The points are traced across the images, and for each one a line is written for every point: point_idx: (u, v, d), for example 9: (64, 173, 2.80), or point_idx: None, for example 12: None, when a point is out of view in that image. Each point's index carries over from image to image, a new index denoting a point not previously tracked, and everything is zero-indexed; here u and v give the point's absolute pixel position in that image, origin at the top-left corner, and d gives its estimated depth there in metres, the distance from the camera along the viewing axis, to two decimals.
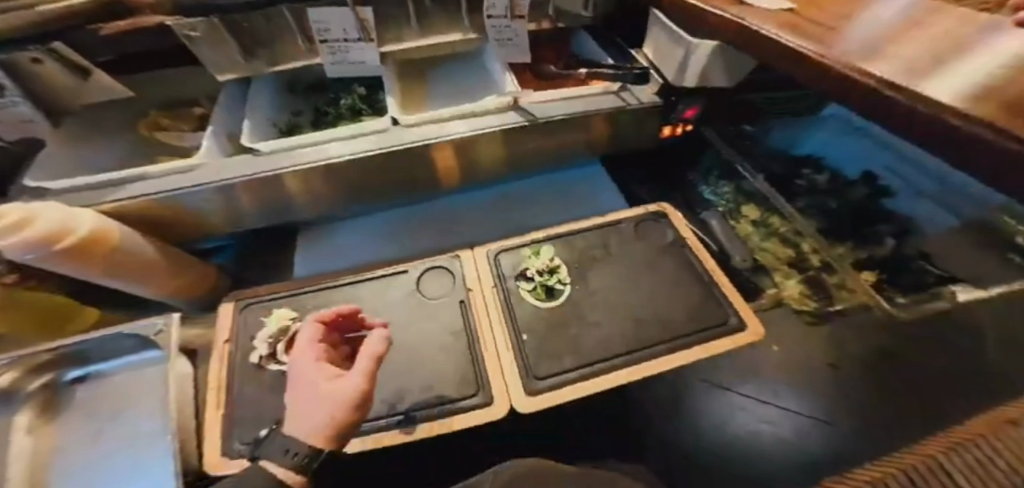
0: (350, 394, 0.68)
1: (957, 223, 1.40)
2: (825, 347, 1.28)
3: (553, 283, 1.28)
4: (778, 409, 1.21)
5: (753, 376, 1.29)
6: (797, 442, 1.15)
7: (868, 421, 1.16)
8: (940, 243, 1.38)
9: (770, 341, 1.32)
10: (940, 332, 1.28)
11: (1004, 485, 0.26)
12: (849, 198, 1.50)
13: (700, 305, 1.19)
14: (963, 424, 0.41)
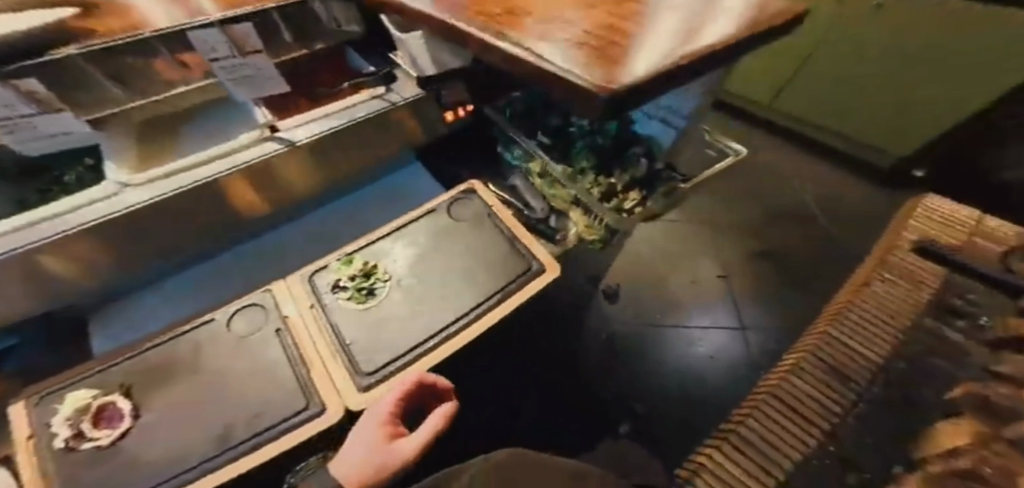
0: (414, 444, 0.53)
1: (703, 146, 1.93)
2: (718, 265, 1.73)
3: (371, 275, 0.84)
4: (704, 330, 1.54)
5: (678, 307, 1.59)
6: (722, 356, 1.47)
7: (765, 312, 1.60)
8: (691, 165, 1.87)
9: (676, 272, 1.70)
10: (802, 232, 1.87)
11: (869, 354, 0.87)
12: (620, 134, 1.32)
13: (500, 257, 0.88)
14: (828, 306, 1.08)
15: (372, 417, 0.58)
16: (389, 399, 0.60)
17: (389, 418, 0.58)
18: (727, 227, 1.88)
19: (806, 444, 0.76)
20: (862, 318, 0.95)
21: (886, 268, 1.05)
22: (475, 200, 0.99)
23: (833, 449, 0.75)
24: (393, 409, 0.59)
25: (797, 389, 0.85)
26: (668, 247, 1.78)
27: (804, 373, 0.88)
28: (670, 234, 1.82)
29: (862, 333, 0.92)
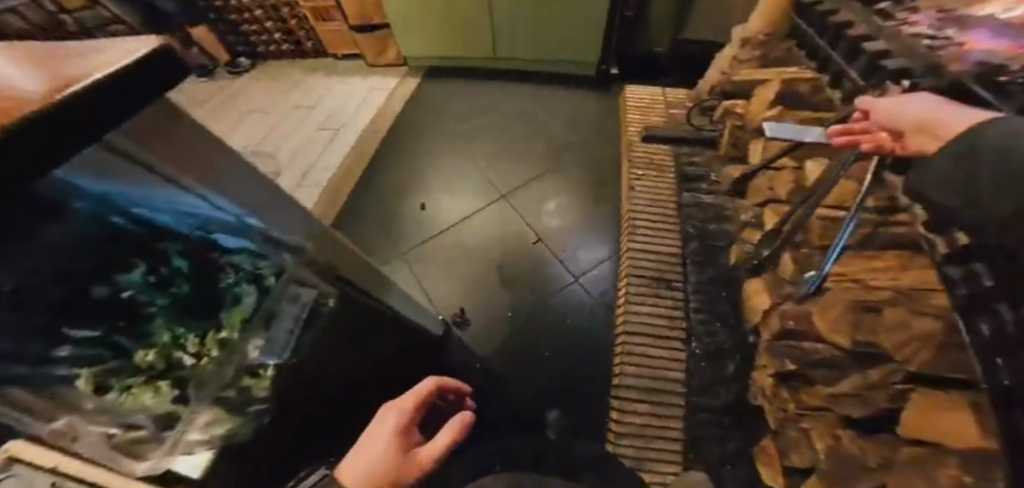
0: (430, 458, 0.37)
1: None
2: (534, 200, 1.35)
3: None
4: (578, 285, 1.16)
5: (534, 272, 1.19)
6: (600, 300, 1.12)
7: (607, 226, 1.28)
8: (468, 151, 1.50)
9: (492, 241, 1.28)
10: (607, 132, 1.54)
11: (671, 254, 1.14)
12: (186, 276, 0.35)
13: None
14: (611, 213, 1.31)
15: (382, 411, 0.41)
16: (410, 395, 0.45)
17: (406, 421, 0.40)
18: (536, 131, 1.56)
19: (674, 352, 0.97)
20: (648, 216, 1.23)
21: (636, 162, 1.37)
22: (34, 470, 0.20)
23: (700, 352, 0.95)
24: (416, 407, 0.43)
25: (642, 304, 1.06)
26: (465, 184, 1.41)
27: (637, 287, 1.10)
28: (458, 167, 1.46)
29: (653, 231, 1.20)
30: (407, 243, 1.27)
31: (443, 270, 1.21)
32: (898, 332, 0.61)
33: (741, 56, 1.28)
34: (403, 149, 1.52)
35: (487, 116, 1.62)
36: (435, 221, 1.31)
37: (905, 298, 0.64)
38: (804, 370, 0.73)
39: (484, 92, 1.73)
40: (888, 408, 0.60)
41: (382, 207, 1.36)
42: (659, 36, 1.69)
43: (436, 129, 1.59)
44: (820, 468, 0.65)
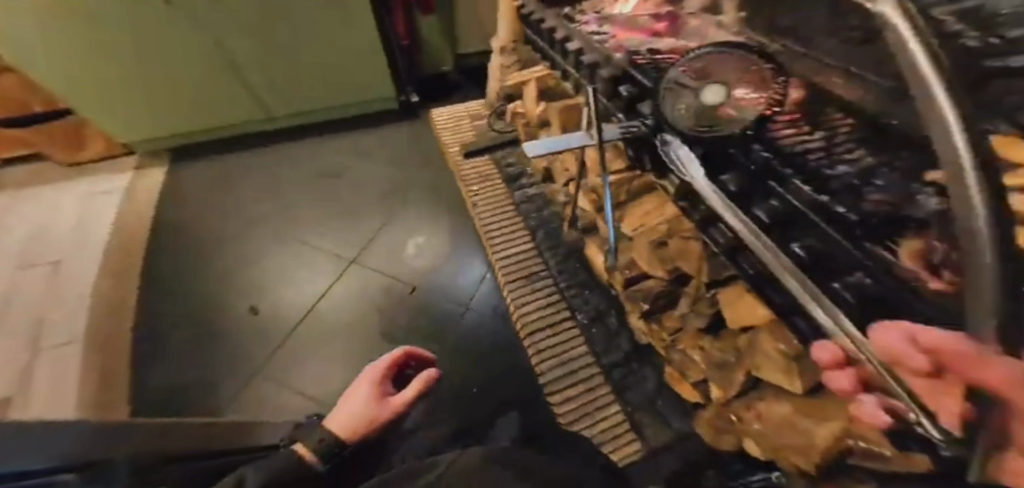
0: (400, 403, 0.67)
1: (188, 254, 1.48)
2: (386, 252, 1.34)
3: None
4: (469, 310, 1.18)
5: (420, 319, 1.17)
6: (491, 314, 1.17)
7: (465, 245, 1.33)
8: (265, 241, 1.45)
9: (357, 308, 1.21)
10: (428, 162, 1.62)
11: (529, 248, 1.25)
12: None
13: None
14: (463, 232, 1.37)
15: (364, 378, 0.70)
16: (378, 365, 0.72)
17: (375, 385, 0.70)
18: (359, 189, 1.57)
19: (570, 332, 1.09)
20: (497, 224, 1.30)
21: (469, 181, 1.44)
22: None
23: (588, 318, 1.10)
24: (382, 374, 0.72)
25: (529, 304, 1.14)
26: (305, 269, 1.33)
27: (517, 291, 1.16)
28: (290, 255, 1.38)
29: (506, 235, 1.28)
30: (261, 355, 1.17)
31: (317, 360, 1.13)
32: (683, 257, 0.91)
33: (504, 63, 1.49)
34: (215, 265, 1.40)
35: (302, 195, 1.59)
36: (287, 318, 1.23)
37: (672, 229, 0.96)
38: (657, 305, 0.97)
39: (296, 172, 1.70)
40: (713, 312, 0.88)
41: (213, 333, 1.23)
42: (442, 58, 2.04)
43: (251, 227, 1.50)
44: (711, 376, 0.84)
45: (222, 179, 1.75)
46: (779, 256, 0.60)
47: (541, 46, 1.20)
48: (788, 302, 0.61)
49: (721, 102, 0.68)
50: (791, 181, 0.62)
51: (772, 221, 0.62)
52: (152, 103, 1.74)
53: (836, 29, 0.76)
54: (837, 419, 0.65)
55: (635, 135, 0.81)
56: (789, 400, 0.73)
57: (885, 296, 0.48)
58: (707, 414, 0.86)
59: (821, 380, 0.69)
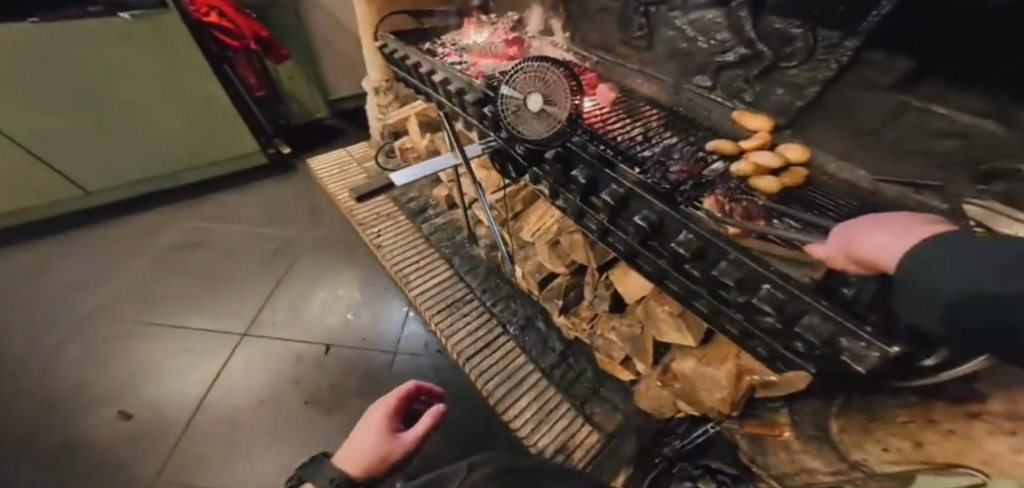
0: (411, 441, 0.50)
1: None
2: (280, 317, 1.16)
3: None
4: (394, 354, 1.09)
5: (341, 377, 1.03)
6: (424, 349, 1.11)
7: (372, 289, 1.24)
8: (110, 342, 1.11)
9: (264, 380, 1.02)
10: (318, 211, 1.50)
11: (446, 276, 1.24)
12: None
13: None
14: (373, 274, 1.28)
15: (368, 415, 0.54)
16: (386, 399, 0.57)
17: (386, 420, 0.53)
18: (233, 253, 1.35)
19: (505, 346, 1.10)
20: (409, 261, 1.26)
21: (368, 224, 1.37)
22: None
23: (517, 328, 1.13)
24: (395, 405, 0.56)
25: (458, 331, 1.11)
26: (185, 355, 1.07)
27: (442, 321, 1.13)
28: (156, 345, 1.10)
29: (419, 269, 1.25)
30: (150, 466, 0.88)
31: (226, 453, 0.89)
32: (575, 248, 0.99)
33: (382, 102, 1.50)
34: (42, 382, 1.03)
35: (161, 273, 1.30)
36: (176, 413, 0.96)
37: (561, 228, 1.04)
38: (571, 299, 1.07)
39: (143, 250, 1.39)
40: (611, 294, 0.98)
41: (59, 466, 0.88)
42: (311, 105, 2.02)
43: (87, 326, 1.16)
44: (630, 351, 0.94)
45: (43, 275, 1.35)
46: (631, 231, 0.68)
47: (413, 82, 1.25)
48: (654, 267, 0.70)
49: (542, 106, 0.79)
50: (620, 168, 0.68)
51: (616, 204, 0.68)
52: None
53: (623, 38, 0.97)
54: (729, 359, 0.78)
55: (496, 148, 0.95)
56: (693, 355, 0.83)
57: (705, 248, 0.56)
58: (643, 386, 0.94)
59: (706, 329, 0.82)
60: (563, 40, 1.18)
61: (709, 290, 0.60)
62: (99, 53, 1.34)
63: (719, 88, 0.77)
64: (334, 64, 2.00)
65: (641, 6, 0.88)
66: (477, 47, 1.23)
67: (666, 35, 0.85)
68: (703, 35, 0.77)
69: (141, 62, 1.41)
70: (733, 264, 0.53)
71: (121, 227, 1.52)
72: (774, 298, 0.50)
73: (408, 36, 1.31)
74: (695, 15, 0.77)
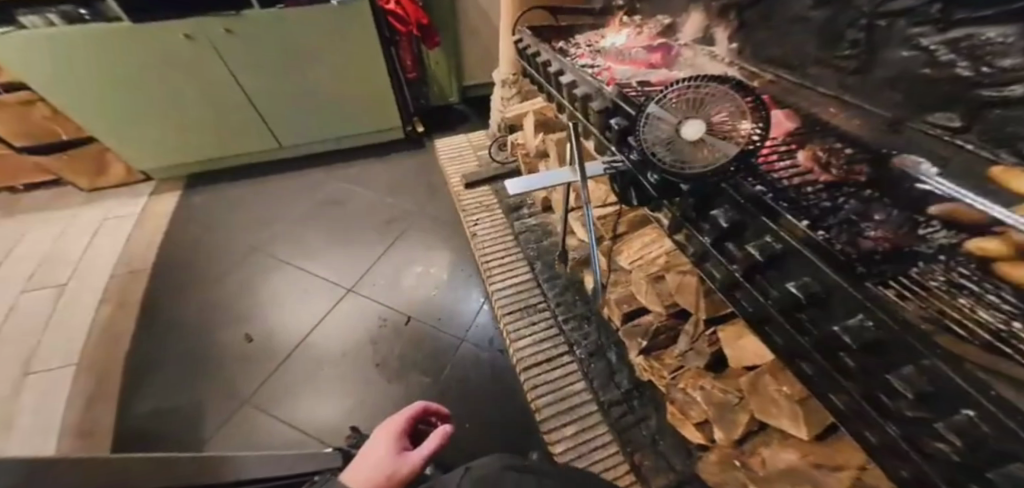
0: (417, 461, 0.47)
1: (170, 278, 1.48)
2: (380, 277, 1.34)
3: None
4: (463, 342, 1.15)
5: (414, 348, 1.15)
6: (484, 345, 1.15)
7: (455, 273, 1.33)
8: (253, 272, 1.44)
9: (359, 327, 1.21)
10: (430, 189, 1.66)
11: (529, 281, 1.24)
12: None
13: None
14: (463, 261, 1.36)
15: (381, 425, 0.54)
16: (398, 415, 0.57)
17: (395, 435, 0.52)
18: (356, 216, 1.59)
19: (566, 368, 1.06)
20: (495, 255, 1.30)
21: (469, 211, 1.45)
22: None
23: (585, 354, 1.07)
24: (406, 423, 0.56)
25: (525, 338, 1.11)
26: (303, 294, 1.33)
27: (513, 323, 1.14)
28: (286, 283, 1.38)
29: (504, 266, 1.27)
30: (253, 382, 1.13)
31: (316, 386, 1.10)
32: (681, 293, 0.86)
33: (506, 95, 1.54)
34: (203, 294, 1.40)
35: (301, 223, 1.61)
36: (280, 344, 1.21)
37: (670, 263, 0.92)
38: (657, 342, 0.94)
39: (297, 201, 1.74)
40: (713, 351, 0.84)
41: (206, 360, 1.20)
42: (446, 89, 2.23)
43: (251, 255, 1.51)
44: (713, 417, 0.79)
45: (235, 208, 1.77)
46: (773, 295, 0.54)
47: (538, 79, 1.23)
48: (784, 342, 0.54)
49: (703, 135, 0.67)
50: (784, 218, 0.54)
51: (764, 259, 0.55)
52: (168, 131, 1.84)
53: (822, 56, 0.79)
54: (848, 466, 0.60)
55: (620, 170, 0.87)
56: (795, 446, 0.67)
57: (884, 343, 0.40)
58: (712, 457, 0.80)
59: (831, 423, 0.63)
60: (726, 52, 1.05)
61: (862, 389, 0.43)
62: (316, 35, 1.67)
63: (973, 129, 0.54)
64: (475, 57, 2.16)
65: (863, 17, 0.68)
66: (614, 50, 1.14)
67: (898, 57, 0.64)
68: (968, 60, 0.53)
69: (333, 45, 1.71)
70: (924, 372, 0.37)
71: (290, 177, 1.93)
72: (974, 429, 0.32)
73: (543, 31, 1.30)
74: (958, 32, 0.54)
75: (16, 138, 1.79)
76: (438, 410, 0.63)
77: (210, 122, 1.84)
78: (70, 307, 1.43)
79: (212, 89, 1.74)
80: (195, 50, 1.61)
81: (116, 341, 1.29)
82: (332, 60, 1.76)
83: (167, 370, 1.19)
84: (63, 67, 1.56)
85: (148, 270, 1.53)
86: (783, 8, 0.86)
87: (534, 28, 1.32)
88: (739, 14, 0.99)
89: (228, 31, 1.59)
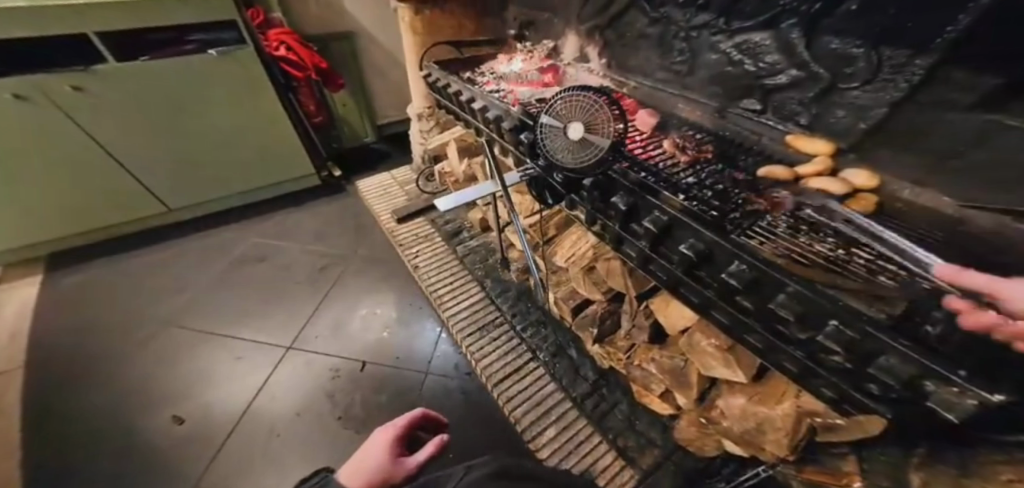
0: (417, 465, 0.44)
1: (30, 379, 1.16)
2: (302, 325, 1.24)
3: None
4: (427, 374, 1.11)
5: (378, 392, 1.07)
6: (448, 371, 1.12)
7: (399, 305, 1.29)
8: (152, 354, 1.20)
9: (308, 378, 1.11)
10: (357, 228, 1.61)
11: (479, 297, 1.26)
12: None
13: None
14: (411, 291, 1.34)
15: (376, 431, 0.47)
16: (391, 424, 0.49)
17: (392, 441, 0.46)
18: (277, 269, 1.46)
19: (535, 374, 1.08)
20: (443, 282, 1.29)
21: (407, 244, 1.44)
22: None
23: (547, 354, 1.11)
24: (402, 430, 0.49)
25: (490, 355, 1.11)
26: (229, 362, 1.16)
27: (474, 342, 1.14)
28: (202, 356, 1.18)
29: (452, 287, 1.28)
30: (198, 465, 0.94)
31: (263, 462, 0.94)
32: (611, 276, 0.96)
33: (424, 128, 1.59)
34: (87, 391, 1.11)
35: (216, 285, 1.42)
36: (221, 418, 1.03)
37: (597, 253, 1.01)
38: (606, 328, 1.02)
39: (204, 264, 1.53)
40: (651, 322, 0.92)
41: (127, 456, 0.96)
42: (359, 129, 2.19)
43: (155, 331, 1.27)
44: (671, 385, 0.87)
45: (127, 282, 1.49)
46: (676, 259, 0.65)
47: (452, 109, 1.30)
48: (700, 299, 0.65)
49: (582, 135, 0.78)
50: (663, 195, 0.67)
51: (659, 231, 0.65)
52: (11, 211, 1.50)
53: (663, 63, 1.00)
54: (785, 398, 0.68)
55: (533, 176, 0.92)
56: (742, 391, 0.75)
57: (759, 280, 0.53)
58: (683, 422, 0.87)
59: (759, 365, 0.73)
60: (599, 67, 1.23)
61: (763, 325, 0.55)
62: (193, 86, 1.53)
63: (768, 111, 0.79)
64: (386, 95, 2.20)
65: (683, 31, 0.91)
66: (513, 74, 1.26)
67: (709, 59, 0.87)
68: (749, 58, 0.78)
69: (216, 92, 1.58)
70: (793, 297, 0.49)
71: (188, 241, 1.68)
72: (844, 337, 0.45)
73: (450, 65, 1.37)
74: (740, 38, 0.79)
75: None
76: (435, 419, 0.56)
77: (66, 192, 1.54)
78: None
79: (66, 155, 1.47)
80: (31, 112, 1.36)
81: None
82: (215, 108, 1.61)
83: (71, 480, 0.92)
84: None
85: (22, 367, 1.19)
86: (631, 27, 1.06)
87: (441, 62, 1.39)
88: (602, 34, 1.17)
89: (76, 88, 1.38)
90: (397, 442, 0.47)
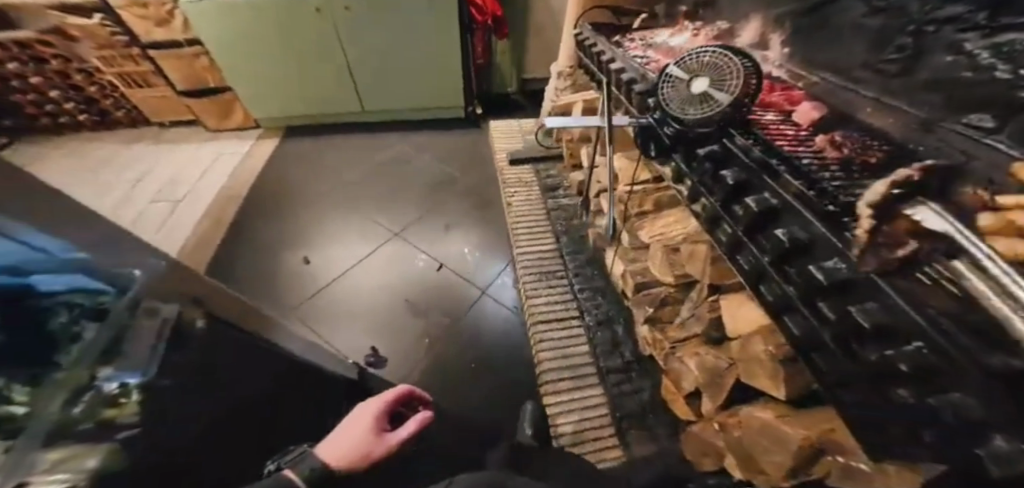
0: (396, 442, 0.49)
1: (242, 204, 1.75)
2: (398, 221, 1.54)
3: None
4: (488, 294, 1.28)
5: (444, 295, 1.28)
6: (505, 302, 1.26)
7: (484, 235, 1.46)
8: (308, 214, 1.64)
9: (398, 264, 1.38)
10: (476, 162, 1.80)
11: (552, 250, 1.34)
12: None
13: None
14: (500, 225, 1.49)
15: (364, 405, 0.52)
16: (378, 399, 0.54)
17: (376, 417, 0.51)
18: (408, 176, 1.77)
19: (574, 330, 1.13)
20: (527, 224, 1.42)
21: (509, 184, 1.58)
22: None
23: (593, 321, 1.14)
24: (383, 407, 0.53)
25: (542, 298, 1.20)
26: (359, 233, 1.52)
27: (533, 284, 1.24)
28: (345, 221, 1.58)
29: (531, 233, 1.39)
30: (303, 295, 1.32)
31: (354, 308, 1.27)
32: (693, 261, 0.90)
33: (560, 86, 1.64)
34: (268, 224, 1.62)
35: (366, 176, 1.82)
36: (330, 270, 1.39)
37: (688, 237, 0.96)
38: (665, 314, 0.98)
39: (362, 159, 1.95)
40: (713, 317, 0.85)
41: (267, 275, 1.40)
42: (506, 78, 2.38)
43: (322, 197, 1.73)
44: (702, 384, 0.81)
45: (303, 159, 2.04)
46: (768, 247, 0.56)
47: (591, 68, 1.31)
48: (777, 297, 0.56)
49: (706, 89, 0.76)
50: (781, 176, 0.59)
51: (760, 211, 0.57)
52: (278, 89, 2.12)
53: (869, 59, 0.78)
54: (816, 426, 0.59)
55: (644, 126, 0.91)
56: (772, 409, 0.67)
57: (853, 282, 0.43)
58: (698, 426, 0.81)
59: (808, 388, 0.63)
60: (778, 56, 1.06)
61: (836, 340, 0.44)
62: (412, 20, 1.87)
63: (1008, 130, 0.50)
64: (540, 52, 2.30)
65: (912, 24, 0.68)
66: (665, 47, 1.20)
67: (942, 61, 0.62)
68: (1010, 61, 0.52)
69: (432, 28, 1.90)
70: (885, 306, 0.39)
71: (351, 138, 2.17)
72: (920, 359, 0.34)
73: (604, 28, 1.38)
74: (1004, 37, 0.53)
75: (181, 82, 2.16)
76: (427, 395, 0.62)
77: (314, 83, 2.10)
78: (179, 218, 1.74)
79: (320, 55, 1.99)
80: (320, 23, 1.87)
81: (205, 248, 1.54)
82: (421, 41, 1.94)
83: (235, 274, 1.41)
84: (225, 25, 1.86)
85: (241, 197, 1.80)
86: (840, 13, 0.85)
87: (594, 25, 1.41)
88: (795, 20, 1.00)
89: (347, 8, 1.83)
90: (383, 418, 0.52)
